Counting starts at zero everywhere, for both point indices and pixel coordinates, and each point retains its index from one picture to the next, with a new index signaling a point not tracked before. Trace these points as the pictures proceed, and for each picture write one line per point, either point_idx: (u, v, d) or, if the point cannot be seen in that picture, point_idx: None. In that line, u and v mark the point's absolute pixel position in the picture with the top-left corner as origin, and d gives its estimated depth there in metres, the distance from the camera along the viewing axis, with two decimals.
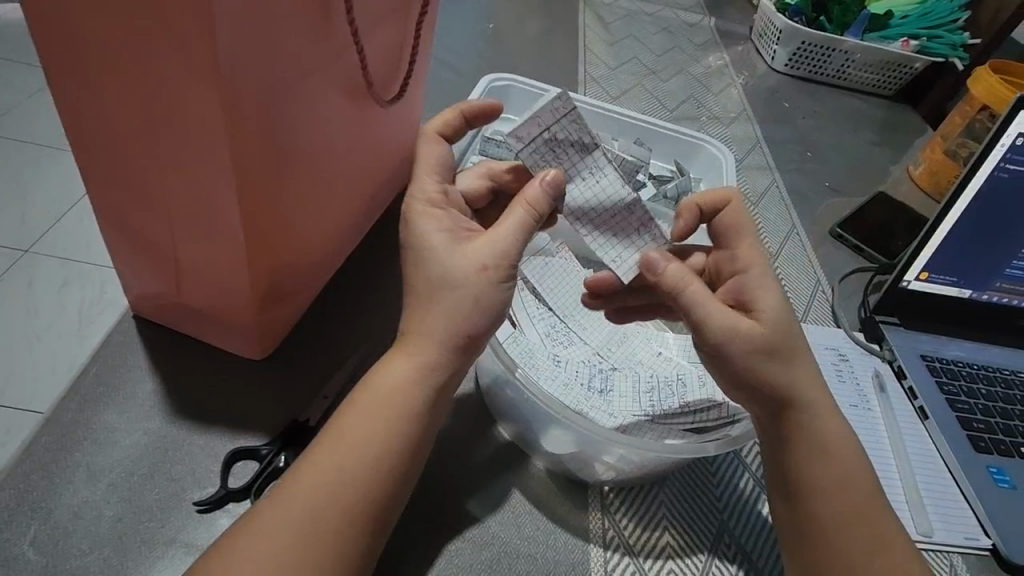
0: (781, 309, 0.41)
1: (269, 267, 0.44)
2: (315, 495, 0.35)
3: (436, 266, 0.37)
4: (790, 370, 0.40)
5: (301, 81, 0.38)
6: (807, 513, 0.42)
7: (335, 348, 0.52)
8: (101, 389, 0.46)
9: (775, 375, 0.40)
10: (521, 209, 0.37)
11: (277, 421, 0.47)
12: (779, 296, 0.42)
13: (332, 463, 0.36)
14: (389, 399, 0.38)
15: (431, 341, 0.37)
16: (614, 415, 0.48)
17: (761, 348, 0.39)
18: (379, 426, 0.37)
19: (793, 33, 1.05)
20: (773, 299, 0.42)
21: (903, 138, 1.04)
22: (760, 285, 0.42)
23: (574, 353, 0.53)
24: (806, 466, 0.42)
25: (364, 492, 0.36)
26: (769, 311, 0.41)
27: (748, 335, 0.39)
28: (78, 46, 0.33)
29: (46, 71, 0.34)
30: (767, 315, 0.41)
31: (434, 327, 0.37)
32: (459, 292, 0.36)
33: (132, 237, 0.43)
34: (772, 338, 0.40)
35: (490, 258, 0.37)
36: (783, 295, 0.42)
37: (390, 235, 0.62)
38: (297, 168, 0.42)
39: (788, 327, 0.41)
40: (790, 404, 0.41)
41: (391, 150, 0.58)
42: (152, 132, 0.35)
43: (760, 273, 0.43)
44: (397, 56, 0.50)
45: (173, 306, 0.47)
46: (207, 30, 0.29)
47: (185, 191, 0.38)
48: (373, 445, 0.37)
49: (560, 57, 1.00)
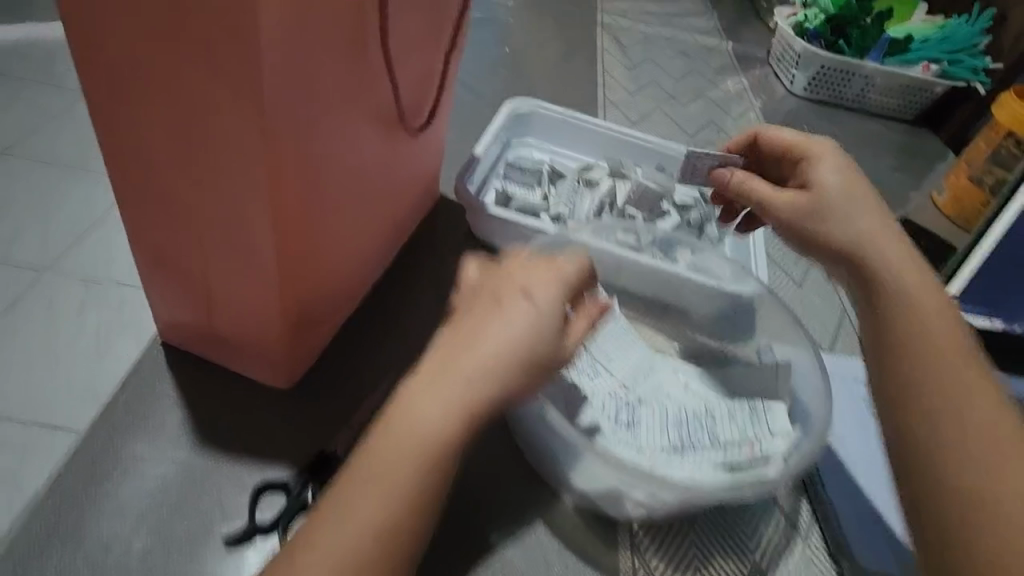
0: (840, 173, 0.48)
1: (299, 294, 0.44)
2: (354, 536, 0.32)
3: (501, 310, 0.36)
4: (848, 230, 0.46)
5: (336, 114, 0.39)
6: (906, 367, 0.38)
7: (358, 382, 0.51)
8: (129, 418, 0.46)
9: (834, 230, 0.46)
10: (584, 319, 0.39)
11: (303, 453, 0.46)
12: (839, 164, 0.48)
13: (370, 501, 0.33)
14: (417, 429, 0.33)
15: (471, 361, 0.34)
16: (643, 448, 0.48)
17: (805, 212, 0.48)
18: (414, 463, 0.33)
19: (811, 57, 1.06)
20: (836, 175, 0.48)
21: (924, 164, 1.04)
22: (818, 164, 0.49)
23: (600, 385, 0.52)
24: (894, 332, 0.40)
25: (406, 531, 0.33)
26: (826, 182, 0.48)
27: (786, 208, 0.49)
28: (124, 77, 0.33)
29: (93, 107, 0.35)
30: (816, 186, 0.48)
31: (478, 361, 0.34)
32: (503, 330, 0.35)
33: (165, 265, 0.43)
34: (811, 203, 0.48)
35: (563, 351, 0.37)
36: (848, 166, 0.48)
37: (415, 264, 0.61)
38: (330, 198, 0.43)
39: (845, 183, 0.47)
40: (861, 255, 0.44)
41: (418, 178, 0.59)
42: (193, 162, 0.36)
43: (823, 162, 0.49)
44: (428, 84, 0.51)
45: (201, 333, 0.47)
46: (246, 49, 0.30)
47: (222, 220, 0.38)
48: (415, 479, 0.33)
49: (580, 82, 1.01)
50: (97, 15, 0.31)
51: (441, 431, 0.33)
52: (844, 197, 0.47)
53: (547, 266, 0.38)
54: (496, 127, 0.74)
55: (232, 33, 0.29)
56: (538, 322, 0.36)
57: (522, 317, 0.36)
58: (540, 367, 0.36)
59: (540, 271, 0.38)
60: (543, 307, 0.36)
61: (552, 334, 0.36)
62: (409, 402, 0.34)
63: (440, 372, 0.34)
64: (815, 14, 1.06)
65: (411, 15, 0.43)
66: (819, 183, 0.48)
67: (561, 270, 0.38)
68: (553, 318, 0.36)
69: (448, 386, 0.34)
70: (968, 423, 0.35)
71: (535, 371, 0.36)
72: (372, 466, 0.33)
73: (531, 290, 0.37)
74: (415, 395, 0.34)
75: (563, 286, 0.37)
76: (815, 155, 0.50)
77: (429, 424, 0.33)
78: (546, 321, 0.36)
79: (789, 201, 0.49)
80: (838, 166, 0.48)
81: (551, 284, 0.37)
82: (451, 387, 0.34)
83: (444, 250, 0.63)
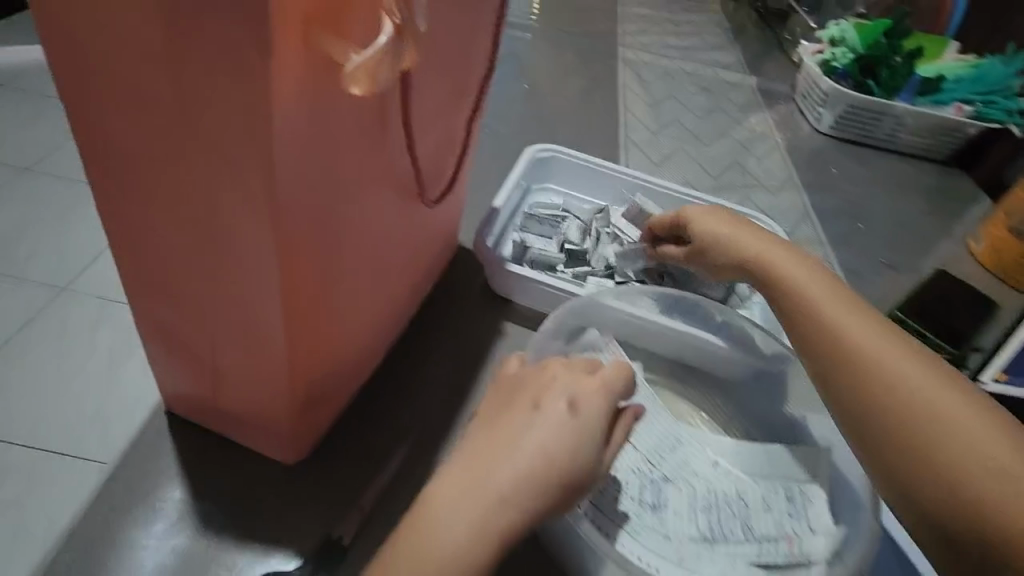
0: (713, 221, 0.51)
1: (310, 374, 0.42)
2: None
3: (542, 422, 0.35)
4: (757, 260, 0.46)
5: (353, 193, 0.38)
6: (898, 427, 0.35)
7: (368, 456, 0.49)
8: (130, 496, 0.45)
9: (749, 268, 0.47)
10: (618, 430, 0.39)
11: (308, 536, 0.44)
12: (711, 214, 0.52)
13: None
14: (443, 537, 0.32)
15: (509, 462, 0.33)
16: (671, 537, 0.46)
17: (721, 263, 0.50)
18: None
19: (838, 96, 1.03)
20: (713, 222, 0.51)
21: (958, 207, 1.00)
22: (697, 220, 0.52)
23: (627, 463, 0.49)
24: (867, 388, 0.37)
25: None
26: (708, 233, 0.51)
27: (710, 266, 0.51)
28: (138, 167, 0.33)
29: (104, 191, 0.35)
30: (702, 237, 0.51)
31: (516, 474, 0.33)
32: (549, 443, 0.34)
33: (173, 343, 0.42)
34: (714, 253, 0.50)
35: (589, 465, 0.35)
36: (715, 212, 0.52)
37: (432, 321, 0.59)
38: (345, 276, 0.41)
39: (723, 227, 0.50)
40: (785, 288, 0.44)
41: (438, 235, 0.57)
42: (203, 250, 0.35)
43: (695, 215, 0.53)
44: (448, 151, 0.49)
45: (207, 407, 0.46)
46: (260, 146, 0.29)
47: (232, 306, 0.37)
48: None
49: (600, 120, 0.99)
50: (106, 110, 0.31)
51: (468, 540, 0.32)
52: (743, 239, 0.48)
53: (588, 382, 0.38)
54: (516, 174, 0.71)
55: (244, 132, 0.29)
56: (580, 435, 0.35)
57: (574, 435, 0.35)
58: (575, 486, 0.35)
59: (588, 386, 0.38)
60: (585, 425, 0.36)
61: (588, 447, 0.35)
62: (440, 505, 0.33)
63: (471, 478, 0.33)
64: (843, 53, 1.03)
65: (433, 91, 0.42)
66: (700, 238, 0.51)
67: (602, 388, 0.38)
68: (598, 432, 0.36)
69: (476, 493, 0.33)
70: (958, 449, 0.33)
71: (572, 490, 0.35)
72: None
73: (579, 405, 0.37)
74: (441, 496, 0.33)
75: (601, 399, 0.38)
76: (691, 218, 0.53)
77: (455, 533, 0.32)
78: (591, 446, 0.35)
79: (701, 259, 0.52)
80: (707, 218, 0.52)
81: (595, 401, 0.37)
82: (478, 496, 0.33)
83: (458, 307, 0.61)
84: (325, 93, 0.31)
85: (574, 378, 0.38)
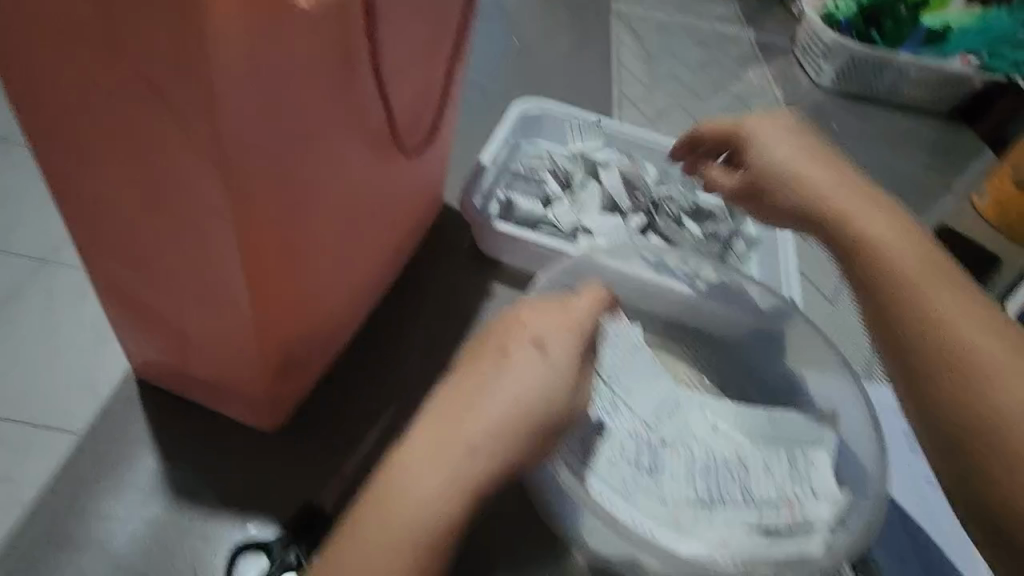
0: (783, 142, 0.47)
1: (283, 335, 0.40)
2: None
3: (515, 366, 0.35)
4: (835, 191, 0.44)
5: (317, 139, 0.35)
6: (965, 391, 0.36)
7: (350, 421, 0.47)
8: (99, 467, 0.43)
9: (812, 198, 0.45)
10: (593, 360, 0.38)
11: (288, 505, 0.42)
12: (779, 133, 0.48)
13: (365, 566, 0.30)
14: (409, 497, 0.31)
15: (480, 410, 0.33)
16: (667, 503, 0.44)
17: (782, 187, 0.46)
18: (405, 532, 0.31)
19: (840, 49, 0.99)
20: (780, 143, 0.47)
21: (960, 162, 0.98)
22: (762, 137, 0.48)
23: (622, 425, 0.47)
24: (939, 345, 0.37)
25: None
26: (773, 155, 0.47)
27: (757, 191, 0.48)
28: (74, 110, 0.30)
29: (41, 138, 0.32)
30: (763, 159, 0.47)
31: (489, 424, 0.33)
32: (518, 386, 0.34)
33: (135, 305, 0.39)
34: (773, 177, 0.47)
35: (560, 402, 0.35)
36: (789, 132, 0.48)
37: (416, 283, 0.57)
38: (314, 229, 0.38)
39: (803, 152, 0.46)
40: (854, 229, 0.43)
41: (420, 194, 0.54)
42: (154, 200, 0.32)
43: (761, 131, 0.48)
44: (428, 97, 0.46)
45: (176, 372, 0.43)
46: None
47: (192, 261, 0.35)
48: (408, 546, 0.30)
49: (592, 75, 0.95)
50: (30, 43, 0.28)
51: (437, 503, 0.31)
52: (813, 170, 0.45)
53: (547, 318, 0.37)
54: (504, 130, 0.68)
55: None
56: (547, 374, 0.34)
57: (539, 373, 0.34)
58: (549, 427, 0.34)
59: (553, 323, 0.37)
60: (553, 363, 0.35)
61: (556, 385, 0.34)
62: (410, 467, 0.32)
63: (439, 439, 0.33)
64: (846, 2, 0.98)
65: (404, 30, 0.38)
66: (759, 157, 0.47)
67: (569, 320, 0.37)
68: (569, 370, 0.35)
69: (443, 460, 0.32)
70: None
71: (546, 431, 0.34)
72: (363, 536, 0.31)
73: (545, 343, 0.35)
74: (411, 458, 0.32)
75: (568, 330, 0.37)
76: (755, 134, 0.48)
77: (423, 499, 0.31)
78: (561, 383, 0.35)
79: (746, 184, 0.48)
80: (772, 139, 0.48)
81: (563, 338, 0.36)
82: (448, 461, 0.32)
83: (443, 266, 0.58)
84: (275, 24, 0.28)
85: (535, 315, 0.37)
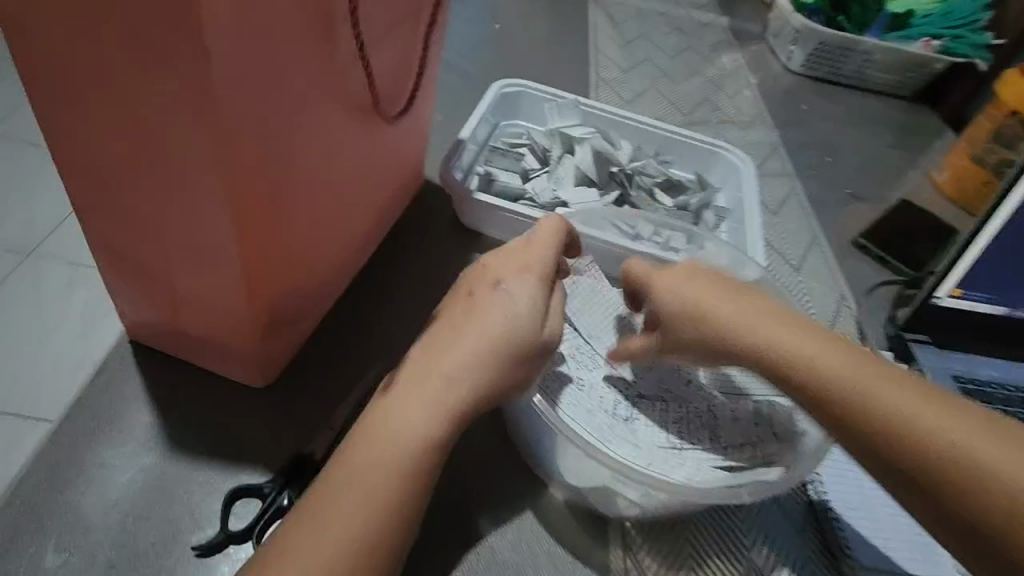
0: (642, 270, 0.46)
1: (272, 294, 0.42)
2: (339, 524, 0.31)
3: (493, 312, 0.37)
4: (727, 302, 0.41)
5: (302, 103, 0.37)
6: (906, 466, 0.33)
7: (338, 379, 0.49)
8: (96, 424, 0.44)
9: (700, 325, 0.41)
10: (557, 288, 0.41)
11: (279, 455, 0.44)
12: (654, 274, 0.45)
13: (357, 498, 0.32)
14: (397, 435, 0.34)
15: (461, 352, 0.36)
16: (641, 446, 0.47)
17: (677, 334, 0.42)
18: (395, 465, 0.33)
19: (809, 33, 1.03)
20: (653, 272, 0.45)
21: (924, 141, 1.02)
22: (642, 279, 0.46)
23: (598, 377, 0.50)
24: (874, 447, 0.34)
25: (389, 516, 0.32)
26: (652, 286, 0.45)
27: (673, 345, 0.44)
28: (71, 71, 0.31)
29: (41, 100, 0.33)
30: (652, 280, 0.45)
31: (468, 357, 0.36)
32: (496, 327, 0.37)
33: (130, 266, 0.41)
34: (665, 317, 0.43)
35: (528, 336, 0.37)
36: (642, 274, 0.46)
37: (400, 251, 0.59)
38: (302, 190, 0.40)
39: (673, 271, 0.44)
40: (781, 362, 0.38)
41: (401, 165, 0.56)
42: (148, 158, 0.34)
43: (643, 276, 0.46)
44: (405, 69, 0.48)
45: (170, 334, 0.45)
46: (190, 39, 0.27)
47: (184, 220, 0.36)
48: (395, 481, 0.33)
49: (570, 59, 0.98)
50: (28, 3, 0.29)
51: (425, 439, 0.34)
52: (683, 286, 0.43)
53: (505, 265, 0.40)
54: (483, 108, 0.70)
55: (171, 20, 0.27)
56: (511, 312, 0.38)
57: (508, 307, 0.38)
58: (522, 361, 0.37)
59: (519, 263, 0.40)
60: (517, 303, 0.38)
61: (520, 321, 0.38)
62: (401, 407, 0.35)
63: (421, 387, 0.35)
64: None
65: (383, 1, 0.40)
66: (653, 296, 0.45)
67: (529, 260, 0.40)
68: (538, 306, 0.38)
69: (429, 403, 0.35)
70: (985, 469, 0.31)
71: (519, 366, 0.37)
72: (355, 472, 0.33)
73: (505, 284, 0.39)
74: (404, 398, 0.35)
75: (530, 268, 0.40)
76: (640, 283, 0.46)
77: (409, 437, 0.34)
78: (528, 320, 0.38)
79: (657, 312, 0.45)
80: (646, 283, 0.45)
81: (527, 279, 0.39)
82: (437, 407, 0.35)
83: (426, 236, 0.61)
84: None
85: (500, 265, 0.40)
